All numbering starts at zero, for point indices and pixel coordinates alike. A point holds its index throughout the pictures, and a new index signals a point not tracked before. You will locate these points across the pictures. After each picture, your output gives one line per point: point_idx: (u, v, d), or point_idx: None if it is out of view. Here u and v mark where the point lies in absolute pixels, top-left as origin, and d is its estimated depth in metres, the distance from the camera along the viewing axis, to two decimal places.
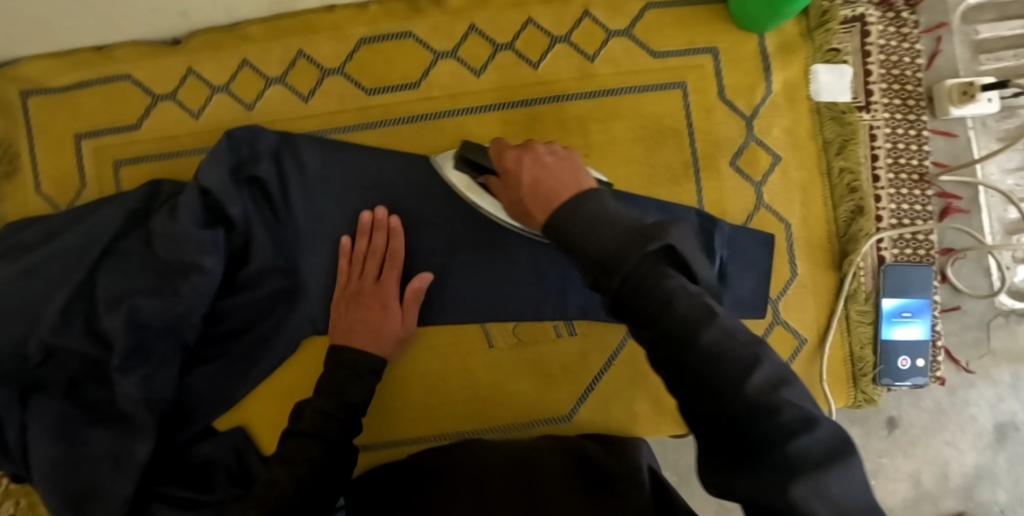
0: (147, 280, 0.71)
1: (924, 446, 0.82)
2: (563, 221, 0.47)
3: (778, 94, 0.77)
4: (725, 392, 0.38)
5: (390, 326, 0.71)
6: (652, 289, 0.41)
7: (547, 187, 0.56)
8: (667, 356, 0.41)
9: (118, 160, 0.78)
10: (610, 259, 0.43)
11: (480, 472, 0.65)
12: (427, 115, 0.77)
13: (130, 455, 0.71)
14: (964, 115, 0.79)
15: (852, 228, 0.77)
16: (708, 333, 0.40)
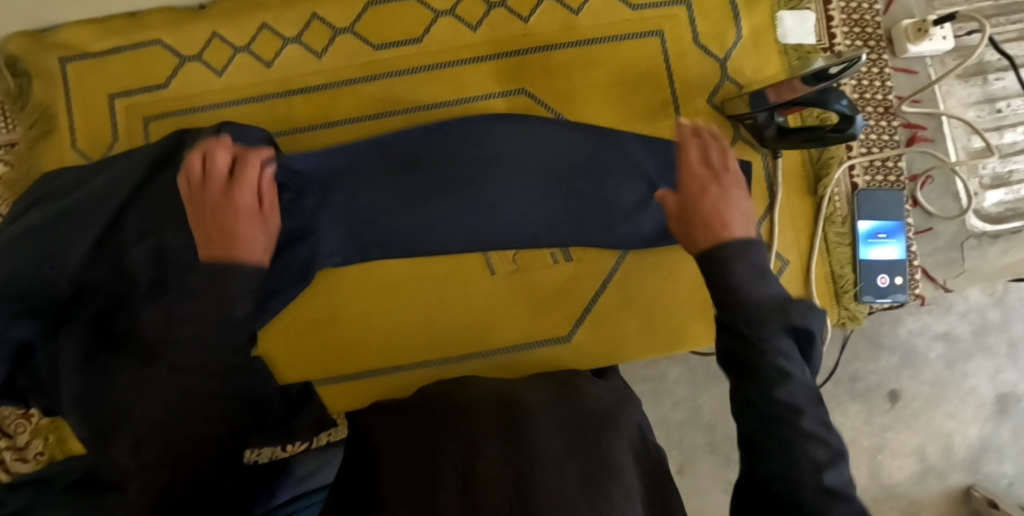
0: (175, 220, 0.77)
1: (927, 419, 0.99)
2: (745, 248, 0.58)
3: (747, 39, 0.84)
4: (801, 470, 0.47)
5: (259, 240, 0.65)
6: (776, 359, 0.51)
7: (717, 223, 0.60)
8: (765, 413, 0.50)
9: (147, 117, 0.85)
10: (763, 307, 0.54)
11: (462, 398, 0.54)
12: (428, 67, 0.83)
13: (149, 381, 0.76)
14: (922, 53, 0.85)
15: (824, 155, 0.83)
16: (811, 419, 0.49)
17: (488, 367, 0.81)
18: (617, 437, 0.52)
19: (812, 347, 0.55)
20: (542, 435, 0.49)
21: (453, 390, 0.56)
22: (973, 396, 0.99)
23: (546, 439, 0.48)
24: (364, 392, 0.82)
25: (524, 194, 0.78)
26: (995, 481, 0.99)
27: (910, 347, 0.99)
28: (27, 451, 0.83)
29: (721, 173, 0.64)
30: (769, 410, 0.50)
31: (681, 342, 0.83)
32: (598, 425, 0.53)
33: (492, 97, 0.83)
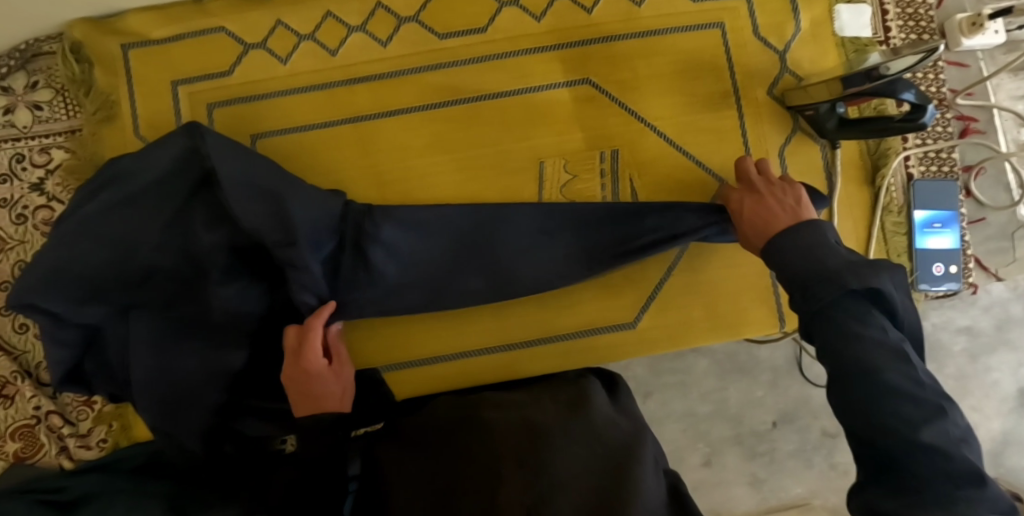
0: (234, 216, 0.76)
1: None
2: (798, 236, 0.62)
3: (805, 31, 0.86)
4: (897, 425, 0.50)
5: (335, 392, 0.71)
6: (846, 325, 0.54)
7: (770, 221, 0.67)
8: (849, 379, 0.53)
9: (209, 104, 0.85)
10: (812, 279, 0.57)
11: (491, 427, 0.64)
12: (493, 56, 0.84)
13: (222, 365, 0.77)
14: (974, 48, 0.87)
15: (881, 146, 0.85)
16: (898, 376, 0.51)
17: (554, 353, 0.82)
18: (632, 466, 0.61)
19: (894, 306, 0.56)
20: (557, 457, 0.60)
21: (484, 420, 0.65)
22: (995, 389, 1.06)
23: (562, 460, 0.60)
24: (430, 382, 0.82)
25: (550, 238, 0.78)
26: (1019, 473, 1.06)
27: (936, 341, 1.06)
28: (90, 438, 0.84)
29: (761, 188, 0.72)
30: (848, 377, 0.53)
31: (743, 328, 0.84)
32: (614, 452, 0.63)
33: (557, 86, 0.84)
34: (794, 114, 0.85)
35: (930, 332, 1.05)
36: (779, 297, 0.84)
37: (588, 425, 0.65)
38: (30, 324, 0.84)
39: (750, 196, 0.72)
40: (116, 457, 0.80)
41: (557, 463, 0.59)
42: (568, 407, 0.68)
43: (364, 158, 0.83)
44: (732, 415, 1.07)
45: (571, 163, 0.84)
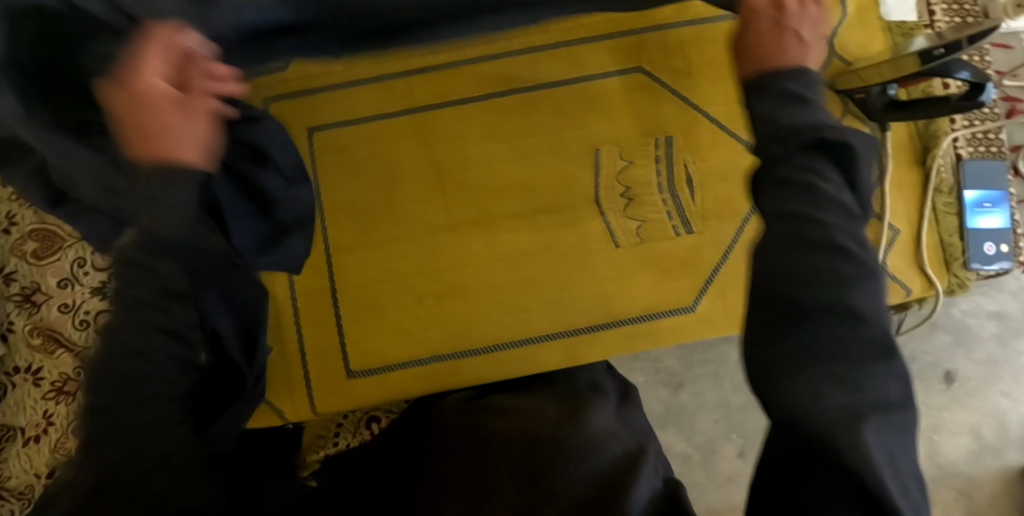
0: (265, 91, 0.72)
1: (981, 398, 1.11)
2: (783, 70, 0.47)
3: (852, 16, 0.87)
4: (827, 282, 0.39)
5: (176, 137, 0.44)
6: (796, 178, 0.42)
7: (770, 52, 0.49)
8: (795, 230, 0.41)
9: (266, 99, 0.86)
10: (787, 130, 0.43)
11: (492, 438, 0.62)
12: (547, 46, 0.85)
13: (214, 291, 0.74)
14: (1017, 29, 0.89)
15: (930, 128, 0.86)
16: (845, 232, 0.40)
17: (617, 337, 0.83)
18: (637, 467, 0.55)
19: (858, 172, 0.43)
20: (562, 467, 0.56)
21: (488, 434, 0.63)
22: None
23: (561, 475, 0.55)
24: (495, 370, 0.83)
25: None
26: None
27: (964, 327, 1.11)
28: None
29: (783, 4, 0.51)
30: (780, 229, 0.41)
31: None
32: (610, 443, 0.59)
33: (610, 75, 0.85)
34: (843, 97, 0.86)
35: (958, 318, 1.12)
36: None
37: (579, 429, 0.61)
38: (92, 320, 0.85)
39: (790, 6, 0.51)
40: None
41: (562, 474, 0.54)
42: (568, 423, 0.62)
43: (422, 148, 0.85)
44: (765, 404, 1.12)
45: (625, 150, 0.84)
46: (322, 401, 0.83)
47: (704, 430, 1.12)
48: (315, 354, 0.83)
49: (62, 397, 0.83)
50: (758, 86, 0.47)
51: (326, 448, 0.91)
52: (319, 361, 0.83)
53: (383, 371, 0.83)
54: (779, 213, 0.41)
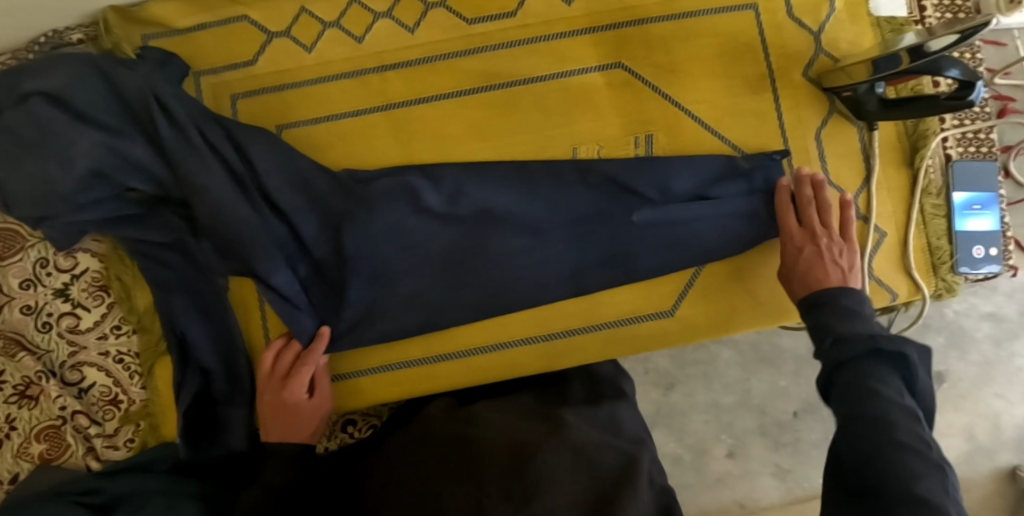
0: (223, 184, 0.74)
1: (974, 400, 1.13)
2: (837, 296, 0.66)
3: (841, 11, 0.84)
4: (900, 475, 0.47)
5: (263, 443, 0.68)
6: (863, 380, 0.54)
7: (817, 279, 0.69)
8: (862, 429, 0.51)
9: (234, 94, 0.84)
10: (844, 335, 0.59)
11: (475, 443, 0.66)
12: (524, 41, 0.81)
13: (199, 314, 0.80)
14: (1011, 25, 0.86)
15: (919, 127, 0.83)
16: (905, 430, 0.50)
17: (596, 343, 0.81)
18: (633, 485, 0.60)
19: (916, 378, 0.55)
20: (547, 474, 0.60)
21: (473, 438, 0.67)
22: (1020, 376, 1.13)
23: (552, 487, 0.58)
24: (474, 374, 0.81)
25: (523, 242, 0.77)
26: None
27: (958, 327, 1.13)
28: (116, 438, 0.81)
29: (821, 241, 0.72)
30: (849, 413, 0.53)
31: (784, 314, 0.81)
32: (594, 451, 0.64)
33: (590, 71, 0.81)
34: (830, 95, 0.83)
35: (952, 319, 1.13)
36: None
37: (564, 435, 0.65)
38: (54, 322, 0.81)
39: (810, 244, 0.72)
40: (149, 459, 0.79)
41: (551, 483, 0.59)
42: (550, 427, 0.67)
43: (399, 147, 0.81)
44: (756, 405, 1.09)
45: (606, 149, 0.81)
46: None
47: (695, 430, 1.09)
48: None
49: (25, 401, 0.80)
50: (824, 306, 0.66)
51: None
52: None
53: (359, 374, 0.82)
54: (851, 402, 0.53)
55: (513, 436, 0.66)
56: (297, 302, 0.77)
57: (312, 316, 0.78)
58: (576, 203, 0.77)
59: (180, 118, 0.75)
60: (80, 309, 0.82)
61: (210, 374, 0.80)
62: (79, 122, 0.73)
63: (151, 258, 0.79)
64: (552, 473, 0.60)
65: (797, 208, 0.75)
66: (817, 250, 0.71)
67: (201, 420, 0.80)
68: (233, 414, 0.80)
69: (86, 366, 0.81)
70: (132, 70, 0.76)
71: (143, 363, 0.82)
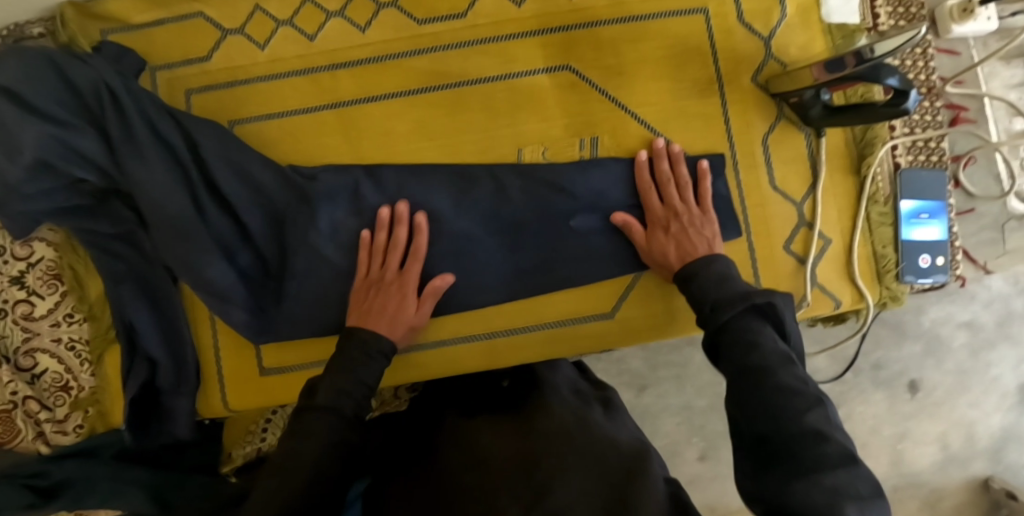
0: (168, 182, 0.76)
1: (949, 408, 1.14)
2: (709, 263, 0.70)
3: (792, 17, 0.83)
4: (791, 413, 0.55)
5: (405, 314, 0.76)
6: (745, 334, 0.60)
7: (688, 248, 0.73)
8: (747, 376, 0.58)
9: (189, 89, 0.85)
10: (721, 303, 0.64)
11: (479, 450, 0.62)
12: (474, 42, 0.82)
13: (136, 306, 0.81)
14: (965, 35, 0.86)
15: (867, 134, 0.83)
16: (784, 374, 0.57)
17: (535, 342, 0.82)
18: (645, 476, 0.55)
19: (785, 324, 0.63)
20: (558, 472, 0.55)
21: (473, 445, 0.63)
22: (995, 386, 1.13)
23: (563, 485, 0.53)
24: (416, 370, 0.83)
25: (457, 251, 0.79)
26: (1014, 471, 1.14)
27: (934, 336, 1.13)
28: (65, 425, 0.83)
29: (681, 214, 0.75)
30: (733, 367, 0.60)
31: None
32: (602, 446, 0.59)
33: (538, 72, 0.82)
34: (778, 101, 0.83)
35: (931, 327, 1.13)
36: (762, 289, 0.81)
37: (571, 432, 0.61)
38: (10, 309, 0.82)
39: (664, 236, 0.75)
40: (95, 444, 0.83)
41: (563, 484, 0.53)
42: (550, 420, 0.63)
43: (349, 145, 0.83)
44: None
45: (550, 151, 0.82)
46: (233, 395, 0.83)
47: (668, 433, 1.11)
48: (230, 352, 0.83)
49: None
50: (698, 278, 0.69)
51: (253, 443, 0.91)
52: (230, 357, 0.83)
53: (299, 369, 0.82)
54: (739, 354, 0.59)
55: (511, 436, 0.62)
56: (236, 306, 0.79)
57: (246, 310, 0.79)
58: (517, 207, 0.79)
59: (132, 114, 0.76)
60: (35, 297, 0.83)
61: (156, 364, 0.81)
62: (29, 115, 0.73)
63: (102, 249, 0.81)
64: (563, 470, 0.55)
65: (659, 187, 0.78)
66: (704, 220, 0.75)
67: (144, 406, 0.82)
68: (177, 404, 0.82)
69: (39, 352, 0.83)
70: (84, 63, 0.77)
71: (93, 351, 0.84)
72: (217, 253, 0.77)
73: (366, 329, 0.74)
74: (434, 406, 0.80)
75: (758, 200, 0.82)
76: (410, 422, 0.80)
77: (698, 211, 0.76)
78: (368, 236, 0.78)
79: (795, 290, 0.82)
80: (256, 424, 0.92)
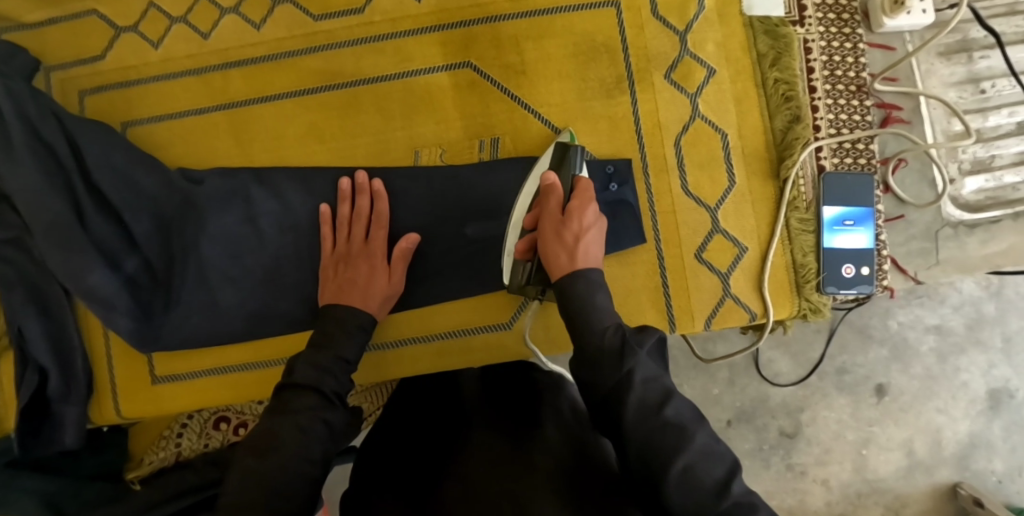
0: (47, 185, 0.74)
1: (916, 414, 1.03)
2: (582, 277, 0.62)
3: (710, 10, 0.79)
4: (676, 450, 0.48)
5: (379, 287, 0.74)
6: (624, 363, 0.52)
7: (560, 260, 0.64)
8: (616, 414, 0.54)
9: (83, 91, 0.83)
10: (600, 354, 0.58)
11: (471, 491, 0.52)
12: (370, 39, 0.79)
13: (19, 314, 0.78)
14: (901, 28, 0.80)
15: (787, 136, 0.78)
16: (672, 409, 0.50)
17: (427, 354, 0.80)
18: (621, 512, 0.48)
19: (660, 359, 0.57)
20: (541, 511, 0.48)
21: (463, 473, 0.55)
22: (965, 391, 1.03)
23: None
24: None
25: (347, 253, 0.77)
26: (984, 478, 1.03)
27: (901, 339, 1.04)
28: None
29: (570, 228, 0.65)
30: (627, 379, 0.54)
31: (632, 331, 0.78)
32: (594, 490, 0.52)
33: (436, 71, 0.79)
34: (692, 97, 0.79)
35: (896, 330, 1.04)
36: (669, 300, 0.78)
37: (548, 469, 0.53)
38: None
39: (567, 252, 0.64)
40: None
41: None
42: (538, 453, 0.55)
43: (240, 147, 0.81)
44: None
45: (449, 153, 0.79)
46: (127, 404, 0.83)
47: None
48: (122, 359, 0.83)
49: None
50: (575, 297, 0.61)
51: (168, 449, 0.89)
52: (125, 367, 0.83)
53: (191, 378, 0.82)
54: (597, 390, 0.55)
55: (512, 467, 0.54)
56: (123, 314, 0.77)
57: (132, 318, 0.78)
58: (413, 212, 0.78)
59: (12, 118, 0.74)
60: None
61: (47, 373, 0.80)
62: None
63: None
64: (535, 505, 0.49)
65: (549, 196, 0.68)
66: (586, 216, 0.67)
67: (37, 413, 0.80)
68: (66, 412, 0.80)
69: None
70: None
71: None
72: (99, 259, 0.76)
73: (341, 306, 0.71)
74: (407, 417, 0.70)
75: (669, 205, 0.78)
76: (380, 428, 0.70)
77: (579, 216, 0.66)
78: (329, 211, 0.77)
79: (706, 303, 0.78)
80: (171, 428, 0.91)
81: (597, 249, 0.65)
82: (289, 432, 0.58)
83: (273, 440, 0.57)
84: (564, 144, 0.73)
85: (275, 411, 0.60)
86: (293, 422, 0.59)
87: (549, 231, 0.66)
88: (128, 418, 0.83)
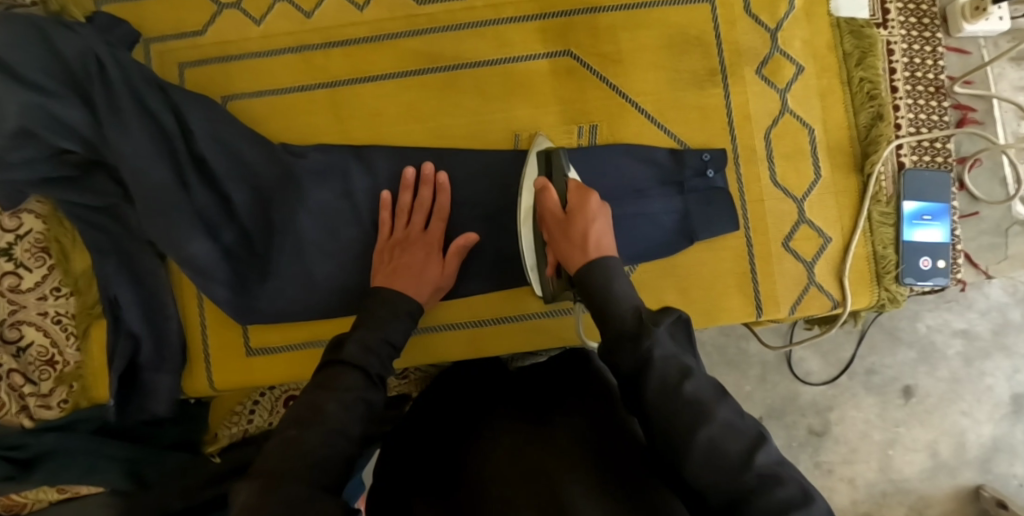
0: (146, 154, 0.75)
1: (941, 417, 1.06)
2: (597, 268, 0.62)
3: (799, 9, 0.82)
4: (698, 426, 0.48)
5: (431, 275, 0.74)
6: (641, 340, 0.52)
7: (573, 253, 0.65)
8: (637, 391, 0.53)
9: (182, 64, 0.84)
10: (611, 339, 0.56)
11: (494, 460, 0.53)
12: (472, 24, 0.81)
13: (110, 281, 0.79)
14: (976, 33, 0.84)
15: (871, 132, 0.81)
16: (693, 385, 0.50)
17: (520, 332, 0.82)
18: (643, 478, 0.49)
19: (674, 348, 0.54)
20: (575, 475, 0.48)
21: (485, 447, 0.55)
22: (989, 395, 1.06)
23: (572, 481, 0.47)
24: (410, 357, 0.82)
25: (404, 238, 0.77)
26: (1006, 482, 1.06)
27: (929, 343, 1.06)
28: (49, 399, 0.81)
29: (570, 220, 0.66)
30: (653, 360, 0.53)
31: (717, 315, 0.81)
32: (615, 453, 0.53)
33: (537, 57, 0.81)
34: (783, 91, 0.82)
35: (924, 333, 1.07)
36: (757, 286, 0.81)
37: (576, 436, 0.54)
38: None
39: (579, 245, 0.64)
40: (72, 419, 0.81)
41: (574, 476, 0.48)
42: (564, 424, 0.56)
43: (337, 125, 0.82)
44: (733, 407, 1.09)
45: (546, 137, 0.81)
46: (219, 375, 0.83)
47: None
48: (215, 328, 0.83)
49: None
50: (600, 290, 0.60)
51: (240, 425, 0.88)
52: (216, 336, 0.83)
53: (285, 349, 0.83)
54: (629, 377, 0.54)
55: (541, 440, 0.54)
56: (221, 284, 0.79)
57: (229, 288, 0.79)
58: (509, 195, 0.80)
59: (122, 86, 0.74)
60: (22, 269, 0.81)
61: (138, 339, 0.81)
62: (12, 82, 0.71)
63: (85, 220, 0.79)
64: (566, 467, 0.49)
65: (544, 198, 0.69)
66: (587, 207, 0.67)
67: (127, 381, 0.81)
68: (159, 380, 0.81)
69: (25, 324, 0.81)
70: (73, 30, 0.74)
71: (80, 324, 0.83)
72: (198, 230, 0.77)
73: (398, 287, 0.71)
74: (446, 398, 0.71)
75: (758, 194, 0.81)
76: (428, 412, 0.70)
77: (578, 207, 0.67)
78: (390, 197, 0.78)
79: (792, 291, 0.81)
80: (243, 404, 0.90)
81: (609, 238, 0.65)
82: (336, 409, 0.55)
83: (315, 412, 0.55)
84: (547, 152, 0.77)
85: (321, 386, 0.57)
86: (337, 399, 0.56)
87: (558, 232, 0.67)
88: (221, 390, 0.83)
